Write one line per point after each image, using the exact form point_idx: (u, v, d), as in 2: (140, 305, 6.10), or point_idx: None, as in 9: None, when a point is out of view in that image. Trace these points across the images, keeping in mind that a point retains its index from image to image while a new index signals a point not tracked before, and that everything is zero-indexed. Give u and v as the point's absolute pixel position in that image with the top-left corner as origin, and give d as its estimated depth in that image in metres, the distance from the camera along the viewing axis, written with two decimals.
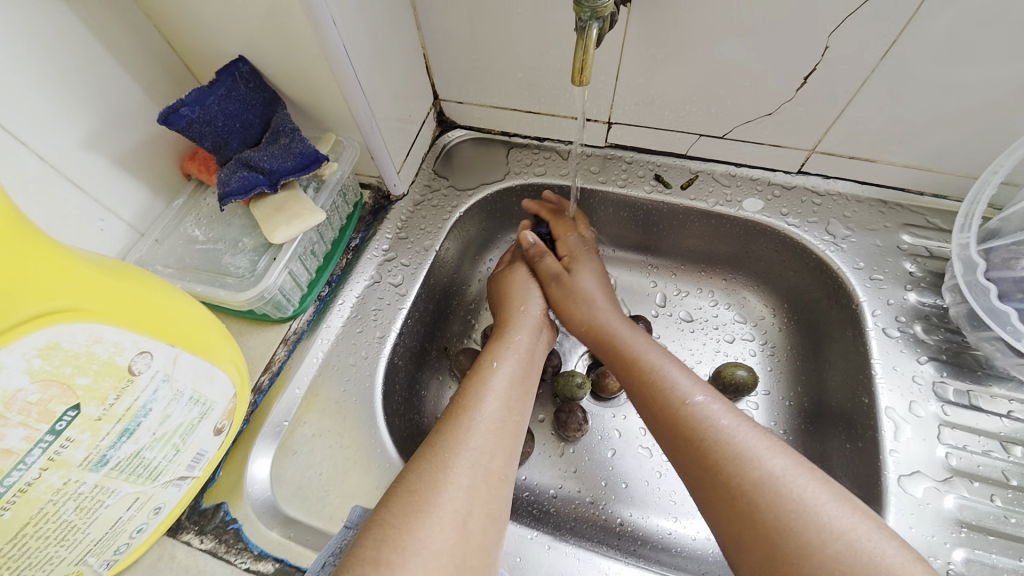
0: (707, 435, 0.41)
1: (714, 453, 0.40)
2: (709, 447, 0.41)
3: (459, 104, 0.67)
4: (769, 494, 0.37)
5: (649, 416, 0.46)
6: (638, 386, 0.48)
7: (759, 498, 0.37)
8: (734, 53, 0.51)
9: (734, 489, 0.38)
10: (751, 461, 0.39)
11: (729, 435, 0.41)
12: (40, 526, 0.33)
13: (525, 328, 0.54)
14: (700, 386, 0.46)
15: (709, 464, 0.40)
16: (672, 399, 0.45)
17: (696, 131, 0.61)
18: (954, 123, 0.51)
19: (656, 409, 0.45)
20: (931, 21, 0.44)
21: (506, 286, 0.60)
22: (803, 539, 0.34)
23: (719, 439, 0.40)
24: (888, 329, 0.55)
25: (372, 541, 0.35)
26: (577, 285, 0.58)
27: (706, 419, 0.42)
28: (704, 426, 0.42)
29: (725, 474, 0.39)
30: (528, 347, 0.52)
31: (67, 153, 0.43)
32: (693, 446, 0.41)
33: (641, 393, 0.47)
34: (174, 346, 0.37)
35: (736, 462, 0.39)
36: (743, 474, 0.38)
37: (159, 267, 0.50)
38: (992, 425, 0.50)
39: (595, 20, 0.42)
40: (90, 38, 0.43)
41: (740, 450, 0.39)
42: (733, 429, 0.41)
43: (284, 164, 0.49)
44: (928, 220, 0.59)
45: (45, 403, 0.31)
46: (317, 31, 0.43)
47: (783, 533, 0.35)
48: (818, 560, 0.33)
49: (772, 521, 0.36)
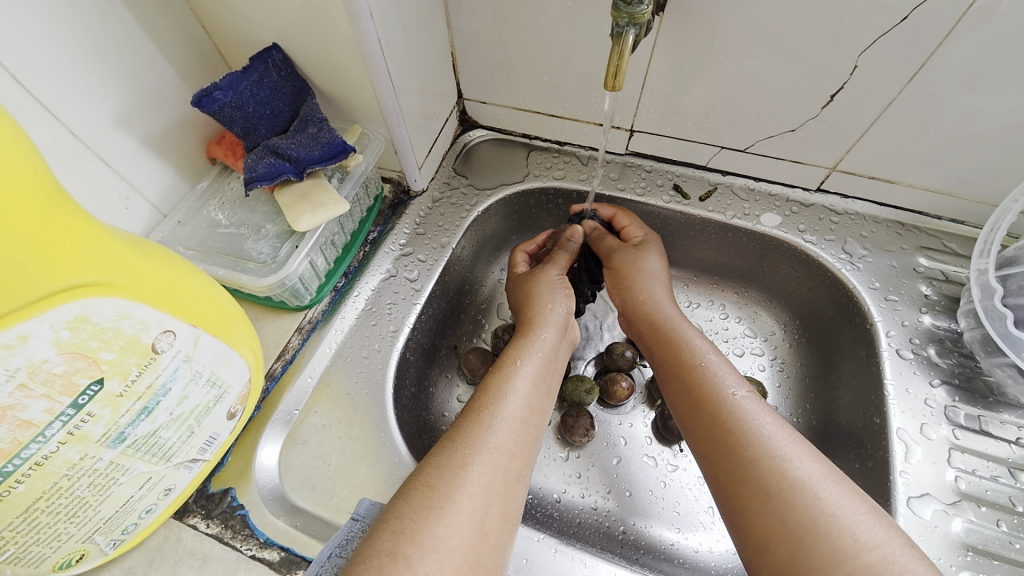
0: (746, 433, 0.41)
1: (751, 449, 0.40)
2: (745, 445, 0.40)
3: (482, 104, 0.67)
4: (803, 499, 0.37)
5: (685, 413, 0.46)
6: (677, 379, 0.48)
7: (791, 498, 0.37)
8: (762, 69, 0.51)
9: (770, 489, 0.38)
10: (788, 463, 0.39)
11: (768, 436, 0.41)
12: (52, 501, 0.33)
13: (552, 328, 0.53)
14: (742, 385, 0.45)
15: (743, 461, 0.40)
16: (713, 391, 0.45)
17: (717, 144, 0.61)
18: (977, 149, 0.51)
19: (695, 403, 0.45)
20: (960, 47, 0.44)
21: (534, 283, 0.57)
22: (835, 546, 0.34)
23: (757, 437, 0.41)
24: (902, 351, 0.55)
25: (389, 534, 0.34)
26: (641, 261, 0.58)
27: (746, 416, 0.42)
28: (744, 423, 0.42)
29: (762, 472, 0.39)
30: (553, 348, 0.51)
31: (99, 128, 0.43)
32: (729, 444, 0.41)
33: (680, 389, 0.47)
34: (197, 327, 0.37)
35: (774, 461, 0.39)
36: (780, 474, 0.38)
37: (180, 248, 0.50)
38: (1002, 451, 0.50)
39: (631, 27, 0.42)
40: (129, 17, 0.43)
41: (778, 450, 0.40)
42: (771, 430, 0.41)
43: (312, 153, 0.50)
44: (944, 244, 0.60)
45: (70, 375, 0.31)
46: (354, 23, 0.44)
47: (813, 537, 0.35)
48: (849, 568, 0.33)
49: (807, 525, 0.36)
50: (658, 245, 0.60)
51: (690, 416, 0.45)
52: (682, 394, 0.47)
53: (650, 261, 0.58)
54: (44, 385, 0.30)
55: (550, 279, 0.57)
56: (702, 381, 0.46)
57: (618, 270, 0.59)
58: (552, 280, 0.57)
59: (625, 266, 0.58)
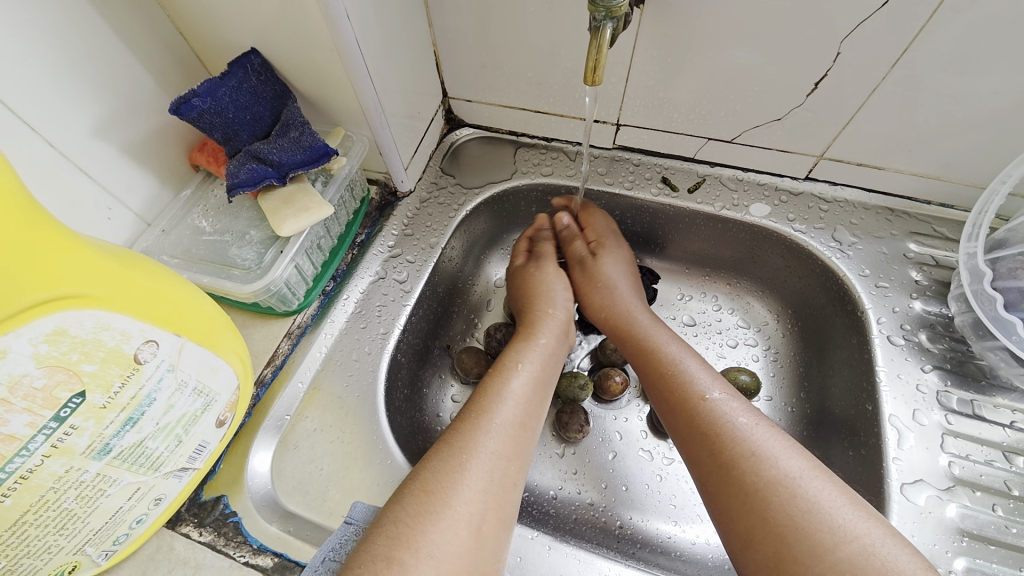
0: (724, 432, 0.41)
1: (730, 449, 0.40)
2: (725, 445, 0.40)
3: (467, 103, 0.67)
4: (783, 495, 0.37)
5: (668, 413, 0.46)
6: (656, 381, 0.48)
7: (770, 496, 0.37)
8: (745, 58, 0.51)
9: (749, 487, 0.38)
10: (768, 461, 0.39)
11: (746, 434, 0.41)
12: (40, 514, 0.33)
13: (551, 332, 0.53)
14: (719, 385, 0.45)
15: (723, 460, 0.40)
16: (691, 392, 0.45)
17: (704, 135, 0.61)
18: (963, 132, 0.51)
19: (674, 402, 0.46)
20: (943, 31, 0.44)
21: (529, 292, 0.58)
22: (815, 540, 0.34)
23: (736, 436, 0.41)
24: (894, 337, 0.55)
25: (384, 540, 0.34)
26: (599, 268, 0.59)
27: (724, 415, 0.42)
28: (722, 424, 0.42)
29: (740, 471, 0.39)
30: (553, 352, 0.52)
31: (77, 139, 0.43)
32: (710, 444, 0.41)
33: (661, 391, 0.47)
34: (180, 336, 0.37)
35: (752, 460, 0.39)
36: (759, 472, 0.38)
37: (165, 257, 0.49)
38: (995, 435, 0.50)
39: (609, 20, 0.42)
40: (104, 25, 0.43)
41: (757, 449, 0.39)
42: (750, 427, 0.41)
43: (294, 157, 0.49)
44: (934, 229, 0.60)
45: (50, 389, 0.31)
46: (331, 25, 0.43)
47: (792, 534, 0.35)
48: (830, 562, 0.33)
49: (785, 521, 0.36)
50: (622, 247, 0.62)
51: (672, 417, 0.45)
52: (665, 395, 0.47)
53: (610, 264, 0.60)
54: (25, 399, 0.30)
55: (551, 277, 0.59)
56: (683, 383, 0.46)
57: (580, 286, 0.60)
58: (555, 282, 0.58)
59: (590, 274, 0.59)
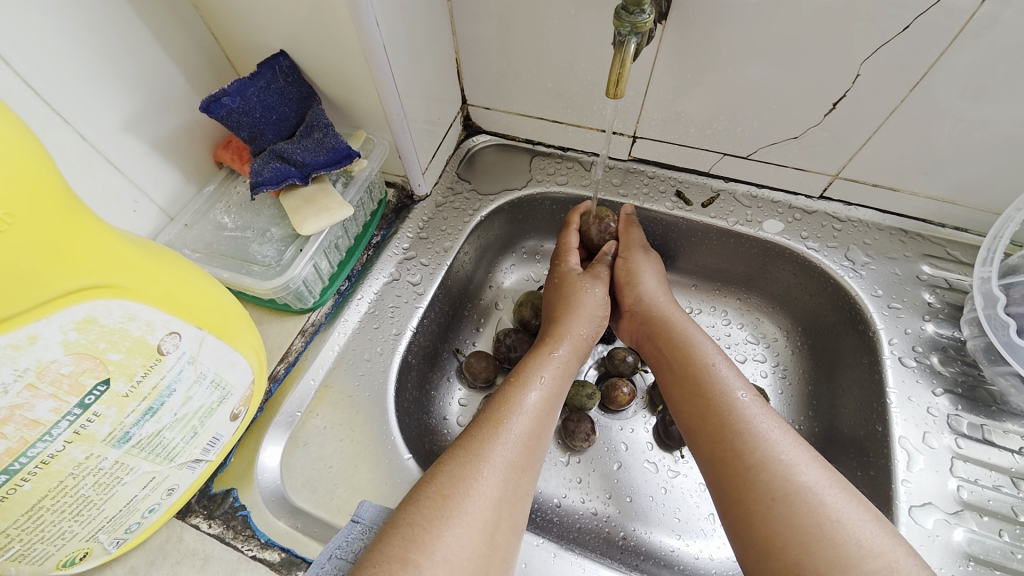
0: (755, 436, 0.41)
1: (760, 453, 0.40)
2: (752, 448, 0.41)
3: (486, 110, 0.68)
4: (810, 503, 0.37)
5: (697, 413, 0.46)
6: (685, 384, 0.48)
7: (797, 501, 0.37)
8: (762, 76, 0.51)
9: (777, 494, 0.38)
10: (795, 467, 0.39)
11: (775, 440, 0.41)
12: (57, 499, 0.34)
13: (571, 346, 0.53)
14: (748, 389, 0.46)
15: (749, 466, 0.40)
16: (722, 394, 0.45)
17: (720, 150, 0.62)
18: (977, 157, 0.52)
19: (704, 403, 0.45)
20: (962, 57, 0.44)
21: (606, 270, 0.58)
22: (842, 551, 0.34)
23: (766, 440, 0.41)
24: (905, 359, 0.55)
25: (400, 541, 0.35)
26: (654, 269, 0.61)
27: (753, 419, 0.43)
28: (753, 425, 0.42)
29: (769, 475, 0.39)
30: (569, 365, 0.52)
31: (108, 132, 0.44)
32: (736, 448, 0.41)
33: (688, 391, 0.47)
34: (202, 329, 0.38)
35: (780, 464, 0.39)
36: (788, 478, 0.38)
37: (187, 251, 0.50)
38: (1004, 460, 0.50)
39: (633, 35, 0.43)
40: (140, 24, 0.44)
41: (785, 453, 0.40)
42: (779, 434, 0.41)
43: (317, 158, 0.50)
44: (948, 252, 0.60)
45: (77, 376, 0.31)
46: (360, 30, 0.44)
47: (819, 542, 0.35)
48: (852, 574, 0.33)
49: (812, 529, 0.36)
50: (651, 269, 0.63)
51: (698, 418, 0.45)
52: (691, 395, 0.47)
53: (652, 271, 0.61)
54: (51, 385, 0.30)
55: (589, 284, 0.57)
56: (712, 384, 0.46)
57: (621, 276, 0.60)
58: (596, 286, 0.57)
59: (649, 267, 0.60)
